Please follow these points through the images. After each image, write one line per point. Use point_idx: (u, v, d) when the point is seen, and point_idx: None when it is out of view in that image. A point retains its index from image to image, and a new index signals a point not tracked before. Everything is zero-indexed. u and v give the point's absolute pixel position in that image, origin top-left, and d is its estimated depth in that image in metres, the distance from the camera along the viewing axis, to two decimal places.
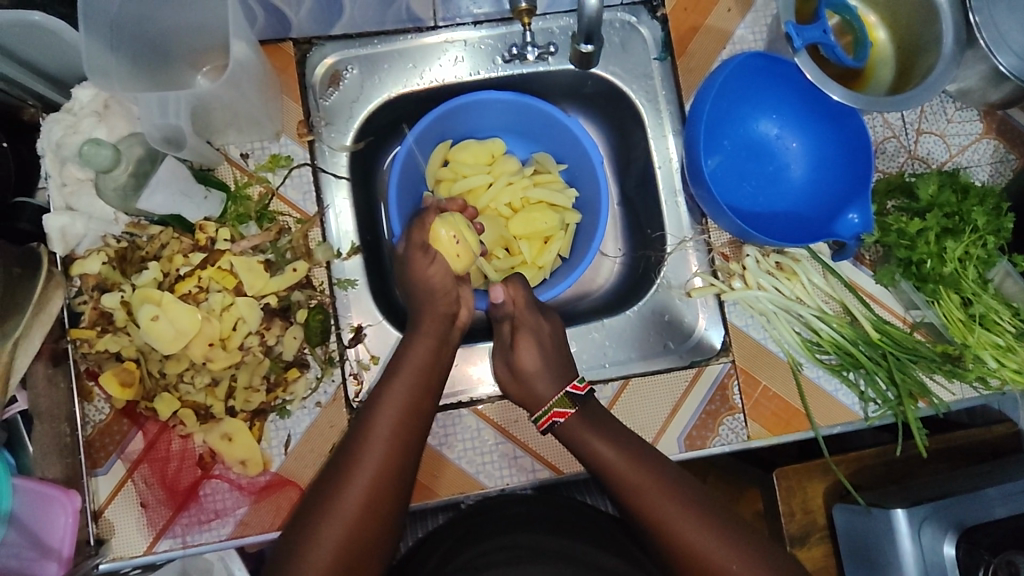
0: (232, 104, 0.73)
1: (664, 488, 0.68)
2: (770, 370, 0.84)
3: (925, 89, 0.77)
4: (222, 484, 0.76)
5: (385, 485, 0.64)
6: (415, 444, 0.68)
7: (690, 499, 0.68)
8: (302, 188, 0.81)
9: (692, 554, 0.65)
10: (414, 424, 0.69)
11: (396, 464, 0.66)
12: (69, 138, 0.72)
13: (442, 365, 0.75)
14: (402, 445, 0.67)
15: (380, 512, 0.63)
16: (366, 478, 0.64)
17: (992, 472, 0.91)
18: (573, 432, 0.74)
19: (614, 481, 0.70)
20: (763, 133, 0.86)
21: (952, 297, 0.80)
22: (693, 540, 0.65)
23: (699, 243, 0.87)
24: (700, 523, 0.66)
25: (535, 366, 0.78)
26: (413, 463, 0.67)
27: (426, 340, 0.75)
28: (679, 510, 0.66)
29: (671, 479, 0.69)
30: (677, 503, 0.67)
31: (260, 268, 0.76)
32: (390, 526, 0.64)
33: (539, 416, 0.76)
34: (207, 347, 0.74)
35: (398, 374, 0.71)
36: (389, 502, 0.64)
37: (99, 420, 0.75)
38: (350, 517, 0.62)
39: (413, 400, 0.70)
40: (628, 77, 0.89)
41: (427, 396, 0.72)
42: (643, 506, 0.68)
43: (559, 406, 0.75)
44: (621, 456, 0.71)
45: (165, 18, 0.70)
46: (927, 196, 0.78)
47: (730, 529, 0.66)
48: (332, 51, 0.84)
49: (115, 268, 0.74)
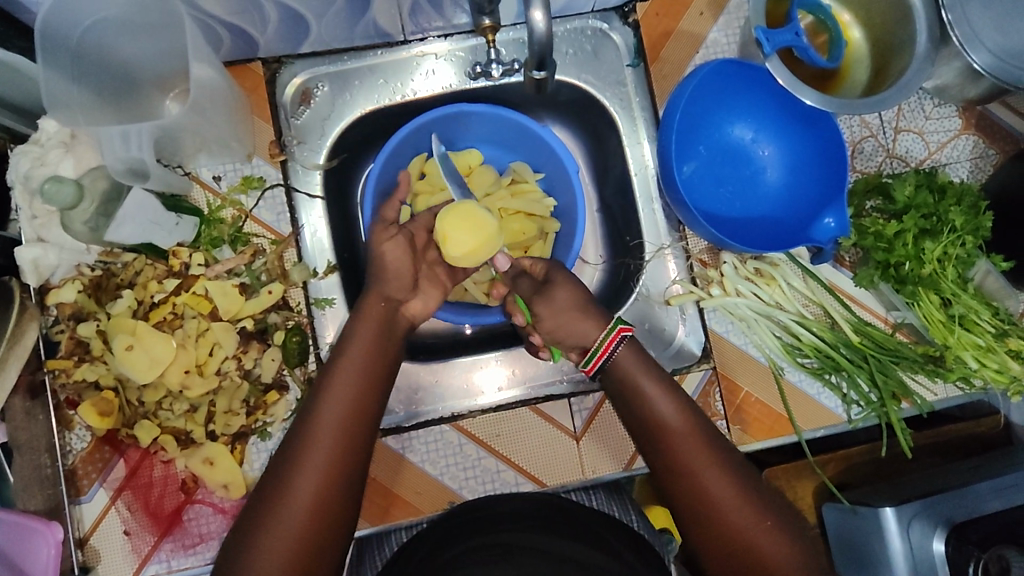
0: (201, 130, 0.73)
1: (706, 448, 0.66)
2: (750, 376, 0.85)
3: (899, 88, 0.76)
4: (205, 508, 0.76)
5: (334, 486, 0.61)
6: (358, 462, 0.63)
7: (730, 463, 0.66)
8: (275, 210, 0.81)
9: (720, 520, 0.63)
10: (355, 444, 0.63)
11: (344, 459, 0.62)
12: (36, 170, 0.71)
13: (382, 373, 0.69)
14: (341, 468, 0.62)
15: (331, 514, 0.60)
16: (300, 510, 0.59)
17: (982, 466, 0.90)
18: (626, 372, 0.71)
19: (659, 426, 0.68)
20: (738, 137, 0.85)
21: (931, 298, 0.79)
22: (724, 504, 0.63)
23: (678, 250, 0.87)
24: (733, 489, 0.64)
25: (573, 305, 0.74)
26: (355, 484, 0.63)
27: (368, 327, 0.70)
28: (716, 470, 0.65)
29: (715, 441, 0.67)
30: (717, 467, 0.65)
31: (235, 292, 0.76)
32: (342, 526, 0.61)
33: (590, 359, 0.72)
34: (184, 375, 0.74)
35: (336, 387, 0.65)
36: (339, 503, 0.61)
37: (81, 448, 0.75)
38: (298, 522, 0.59)
39: (351, 417, 0.64)
40: (601, 84, 0.88)
41: (368, 409, 0.66)
42: (684, 460, 0.66)
43: (620, 324, 0.72)
44: (672, 406, 0.69)
45: (130, 47, 0.69)
46: (904, 197, 0.78)
47: (763, 500, 0.64)
48: (301, 69, 0.83)
49: (90, 297, 0.75)
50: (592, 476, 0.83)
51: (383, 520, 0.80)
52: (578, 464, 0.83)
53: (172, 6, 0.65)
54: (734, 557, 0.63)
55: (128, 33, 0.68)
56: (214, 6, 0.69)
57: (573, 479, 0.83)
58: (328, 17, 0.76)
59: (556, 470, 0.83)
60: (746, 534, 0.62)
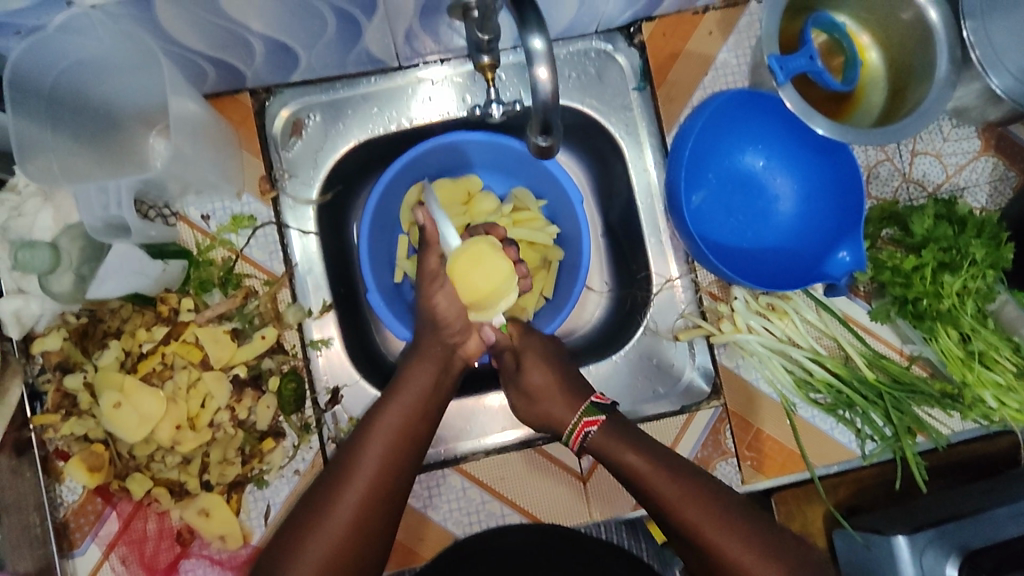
0: (186, 172, 0.69)
1: (702, 505, 0.65)
2: (762, 412, 0.82)
3: (918, 116, 0.72)
4: (201, 560, 0.74)
5: (374, 506, 0.64)
6: (389, 506, 0.65)
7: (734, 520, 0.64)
8: (267, 249, 0.78)
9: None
10: (391, 486, 0.65)
11: (388, 482, 0.65)
12: (14, 221, 0.68)
13: (432, 416, 0.71)
14: (372, 507, 0.64)
15: (366, 532, 0.63)
16: (324, 545, 0.61)
17: (997, 490, 0.87)
18: (604, 442, 0.71)
19: (649, 493, 0.68)
20: (749, 165, 0.82)
21: (950, 333, 0.76)
22: (735, 561, 0.63)
23: (687, 282, 0.84)
24: (742, 543, 0.63)
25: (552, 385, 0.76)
26: (382, 528, 0.64)
27: (425, 366, 0.73)
28: (722, 531, 0.64)
29: (711, 497, 0.66)
30: (718, 523, 0.64)
31: (227, 338, 0.74)
32: (374, 546, 0.64)
33: (570, 436, 0.74)
34: (175, 430, 0.71)
35: (377, 427, 0.68)
36: (376, 523, 0.64)
37: (72, 500, 0.73)
38: (336, 536, 0.62)
39: (392, 458, 0.66)
40: (607, 109, 0.84)
41: (410, 452, 0.68)
42: (685, 522, 0.65)
43: (587, 415, 0.73)
44: (657, 470, 0.68)
45: (106, 86, 0.65)
46: (922, 231, 0.74)
47: (774, 547, 0.63)
48: (291, 99, 0.80)
49: (76, 345, 0.72)
50: (598, 518, 0.81)
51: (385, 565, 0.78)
52: (585, 505, 0.80)
53: (147, 45, 0.61)
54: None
55: (106, 74, 0.64)
56: (196, 43, 0.65)
57: (579, 521, 0.80)
58: (318, 48, 0.72)
59: (561, 512, 0.80)
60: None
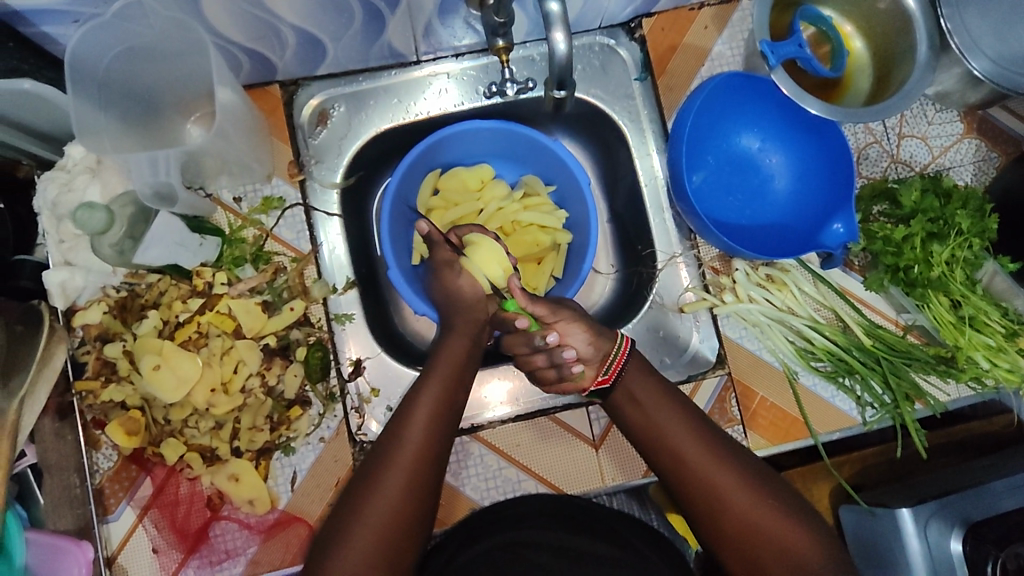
0: (224, 152, 0.74)
1: (716, 458, 0.68)
2: (765, 380, 0.86)
3: (902, 96, 0.78)
4: (231, 524, 0.77)
5: (417, 476, 0.65)
6: (422, 494, 0.65)
7: (747, 469, 0.68)
8: (295, 228, 0.82)
9: (749, 530, 0.65)
10: (420, 477, 0.65)
11: (427, 453, 0.67)
12: (63, 196, 0.74)
13: (458, 396, 0.72)
14: (413, 478, 0.65)
15: (414, 501, 0.64)
16: (372, 523, 0.62)
17: (998, 463, 0.88)
18: (629, 389, 0.74)
19: (665, 446, 0.70)
20: (746, 147, 0.88)
21: (941, 300, 0.81)
22: (747, 513, 0.65)
23: (689, 257, 0.89)
24: (756, 492, 0.66)
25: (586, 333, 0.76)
26: (424, 498, 0.65)
27: (459, 342, 0.75)
28: (734, 479, 0.67)
29: (728, 447, 0.69)
30: (731, 476, 0.67)
31: (257, 310, 0.78)
32: (421, 514, 0.65)
33: (605, 369, 0.75)
34: (210, 393, 0.75)
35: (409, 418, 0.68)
36: (419, 490, 0.65)
37: (107, 467, 0.77)
38: (384, 509, 0.63)
39: (424, 442, 0.67)
40: (611, 98, 0.89)
41: (441, 427, 0.69)
42: (701, 469, 0.67)
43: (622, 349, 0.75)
44: (677, 422, 0.70)
45: (152, 73, 0.71)
46: (910, 202, 0.80)
47: (784, 501, 0.66)
48: (317, 90, 0.85)
49: (116, 317, 0.76)
50: (611, 484, 0.84)
51: None
52: (597, 471, 0.84)
53: (197, 34, 0.67)
54: (768, 563, 0.64)
55: (153, 61, 0.70)
56: (236, 34, 0.71)
57: (593, 487, 0.84)
58: (344, 40, 0.78)
59: (576, 478, 0.84)
60: (778, 538, 0.64)
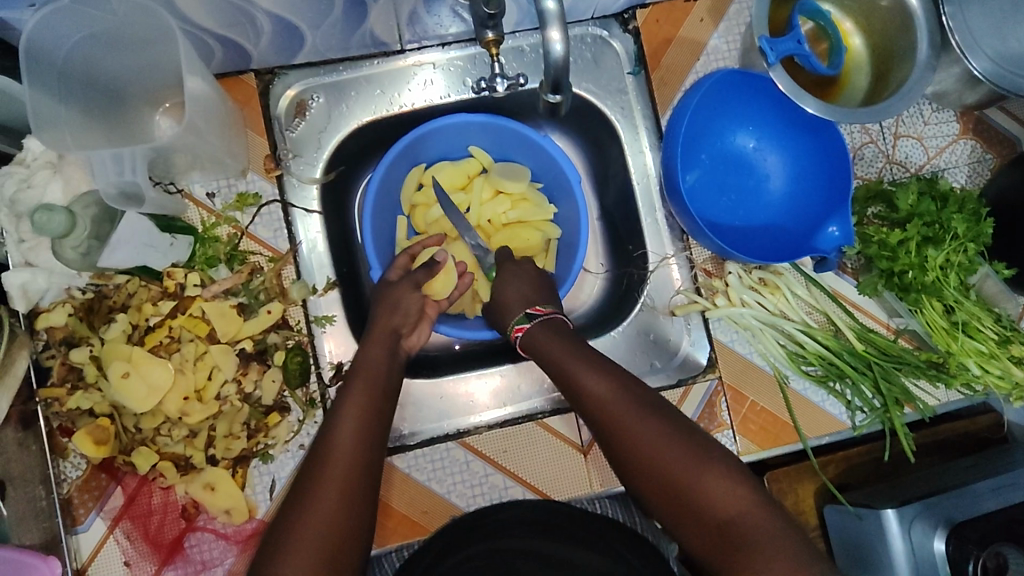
0: (194, 147, 0.70)
1: (636, 411, 0.63)
2: (756, 385, 0.84)
3: (901, 96, 0.76)
4: (207, 534, 0.74)
5: (357, 480, 0.60)
6: (359, 520, 0.58)
7: (646, 410, 0.64)
8: (272, 227, 0.79)
9: (660, 471, 0.61)
10: (360, 481, 0.60)
11: (362, 458, 0.61)
12: (22, 193, 0.70)
13: (387, 403, 0.68)
14: (353, 482, 0.59)
15: (356, 504, 0.58)
16: (313, 533, 0.56)
17: (983, 462, 0.87)
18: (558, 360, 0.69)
19: (575, 393, 0.67)
20: (741, 146, 0.85)
21: (934, 305, 0.80)
22: (682, 472, 0.60)
23: (682, 259, 0.87)
24: (653, 428, 0.62)
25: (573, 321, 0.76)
26: (366, 507, 0.59)
27: (377, 349, 0.71)
28: (637, 421, 0.63)
29: (625, 387, 0.66)
30: (667, 437, 0.62)
31: (232, 312, 0.75)
32: (364, 521, 0.59)
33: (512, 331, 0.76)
34: (183, 402, 0.72)
35: (337, 434, 0.62)
36: (362, 494, 0.59)
37: (76, 476, 0.73)
38: (325, 516, 0.57)
39: (361, 443, 0.62)
40: (602, 92, 0.86)
41: (377, 430, 0.65)
42: (607, 414, 0.64)
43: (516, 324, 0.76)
44: (607, 386, 0.66)
45: (117, 61, 0.67)
46: (906, 206, 0.78)
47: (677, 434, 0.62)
48: (295, 80, 0.81)
49: (83, 320, 0.72)
50: (600, 488, 0.83)
51: (390, 538, 0.79)
52: (587, 478, 0.82)
53: (162, 19, 0.62)
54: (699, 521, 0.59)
55: (115, 48, 0.65)
56: (206, 21, 0.66)
57: (582, 493, 0.82)
58: (324, 28, 0.73)
59: (563, 485, 0.82)
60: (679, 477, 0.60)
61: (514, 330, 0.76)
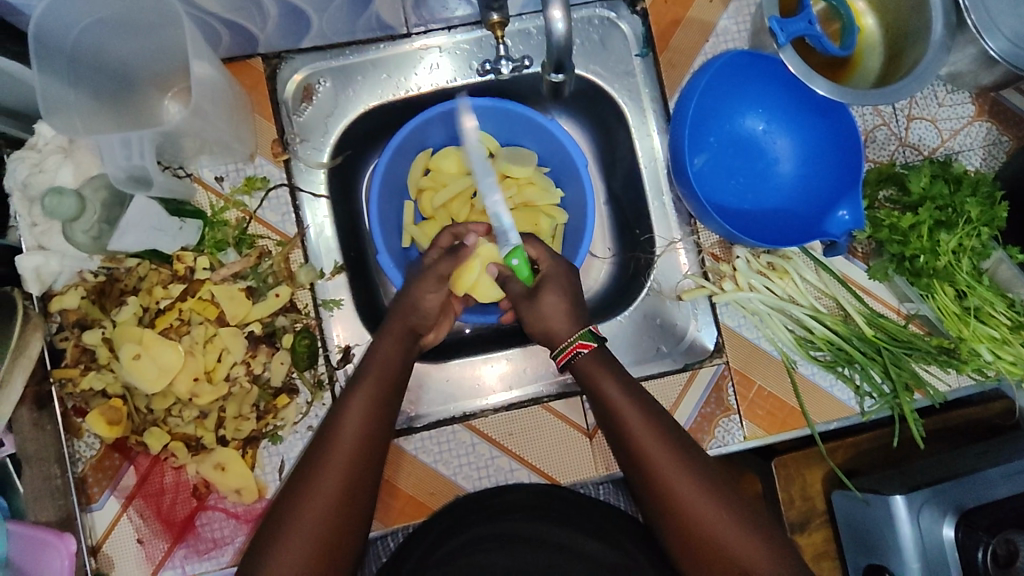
0: (202, 131, 0.70)
1: (677, 461, 0.65)
2: (764, 370, 0.84)
3: (915, 78, 0.74)
4: (218, 513, 0.75)
5: (360, 471, 0.61)
6: (361, 510, 0.61)
7: (692, 464, 0.65)
8: (280, 211, 0.79)
9: (689, 522, 0.63)
10: (362, 472, 0.62)
11: (367, 450, 0.63)
12: (34, 177, 0.71)
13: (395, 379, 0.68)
14: (355, 476, 0.61)
15: (357, 495, 0.61)
16: (312, 525, 0.58)
17: (994, 449, 0.86)
18: (588, 373, 0.70)
19: (616, 425, 0.68)
20: (750, 129, 0.84)
21: (947, 290, 0.79)
22: (704, 522, 0.63)
23: (689, 244, 0.86)
24: (691, 480, 0.64)
25: (566, 314, 0.73)
26: (366, 496, 0.62)
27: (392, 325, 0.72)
28: (679, 473, 0.64)
29: (670, 434, 0.67)
30: (702, 493, 0.64)
31: (241, 295, 0.76)
32: (362, 510, 0.61)
33: (558, 352, 0.72)
34: (193, 382, 0.73)
35: (341, 424, 0.63)
36: (364, 484, 0.61)
37: (90, 455, 0.74)
38: (325, 510, 0.59)
39: (366, 432, 0.63)
40: (610, 75, 0.86)
41: (384, 411, 0.66)
42: (649, 458, 0.65)
43: (582, 337, 0.71)
44: (650, 430, 0.66)
45: (126, 46, 0.67)
46: (918, 189, 0.76)
47: (714, 494, 0.64)
48: (302, 64, 0.81)
49: (94, 303, 0.74)
50: (605, 471, 0.82)
51: (397, 519, 0.80)
52: (592, 461, 0.82)
53: (168, 4, 0.63)
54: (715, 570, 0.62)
55: (124, 32, 0.66)
56: (213, 5, 0.67)
57: (587, 475, 0.82)
58: (330, 12, 0.73)
59: (569, 467, 0.82)
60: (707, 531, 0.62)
61: (578, 343, 0.71)
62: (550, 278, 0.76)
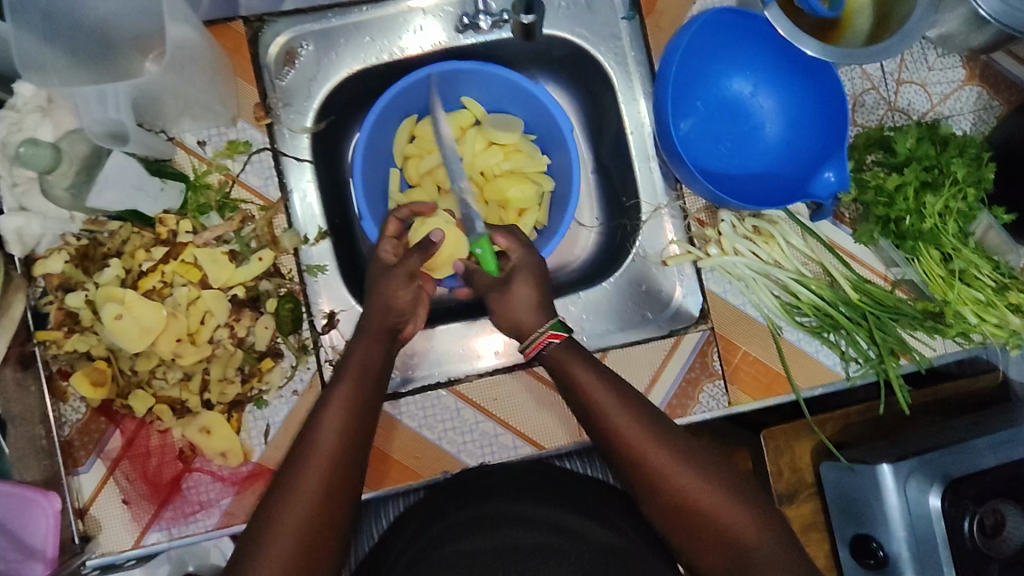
0: (182, 91, 0.70)
1: (659, 439, 0.65)
2: (749, 336, 0.83)
3: (903, 36, 0.74)
4: (204, 476, 0.76)
5: (343, 450, 0.62)
6: (347, 492, 0.61)
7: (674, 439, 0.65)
8: (263, 174, 0.79)
9: (679, 497, 0.63)
10: (346, 452, 0.62)
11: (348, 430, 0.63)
12: (13, 136, 0.72)
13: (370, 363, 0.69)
14: (340, 456, 0.61)
15: (344, 475, 0.61)
16: (305, 507, 0.59)
17: (983, 420, 0.85)
18: (559, 362, 0.70)
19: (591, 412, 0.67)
20: (737, 91, 0.84)
21: (932, 253, 0.78)
22: (695, 496, 0.63)
23: (675, 209, 0.86)
24: (674, 455, 0.64)
25: (531, 300, 0.72)
26: (352, 475, 0.62)
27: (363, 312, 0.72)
28: (663, 451, 0.64)
29: (647, 413, 0.67)
30: (688, 468, 0.64)
31: (225, 259, 0.75)
32: (350, 490, 0.62)
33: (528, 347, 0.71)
34: (175, 344, 0.73)
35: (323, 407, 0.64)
36: (349, 464, 0.62)
37: (76, 419, 0.75)
38: (314, 490, 0.59)
39: (345, 414, 0.64)
40: (595, 38, 0.85)
41: (363, 392, 0.66)
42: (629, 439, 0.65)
43: (553, 328, 0.70)
44: (627, 412, 0.66)
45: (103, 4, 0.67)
46: (905, 149, 0.76)
47: (699, 466, 0.64)
48: (284, 28, 0.80)
49: (78, 267, 0.74)
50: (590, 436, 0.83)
51: (382, 483, 0.81)
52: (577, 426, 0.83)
53: None
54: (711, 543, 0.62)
55: None
56: None
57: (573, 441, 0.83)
58: None
59: (554, 432, 0.83)
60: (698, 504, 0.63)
61: (550, 334, 0.70)
62: (519, 268, 0.75)
